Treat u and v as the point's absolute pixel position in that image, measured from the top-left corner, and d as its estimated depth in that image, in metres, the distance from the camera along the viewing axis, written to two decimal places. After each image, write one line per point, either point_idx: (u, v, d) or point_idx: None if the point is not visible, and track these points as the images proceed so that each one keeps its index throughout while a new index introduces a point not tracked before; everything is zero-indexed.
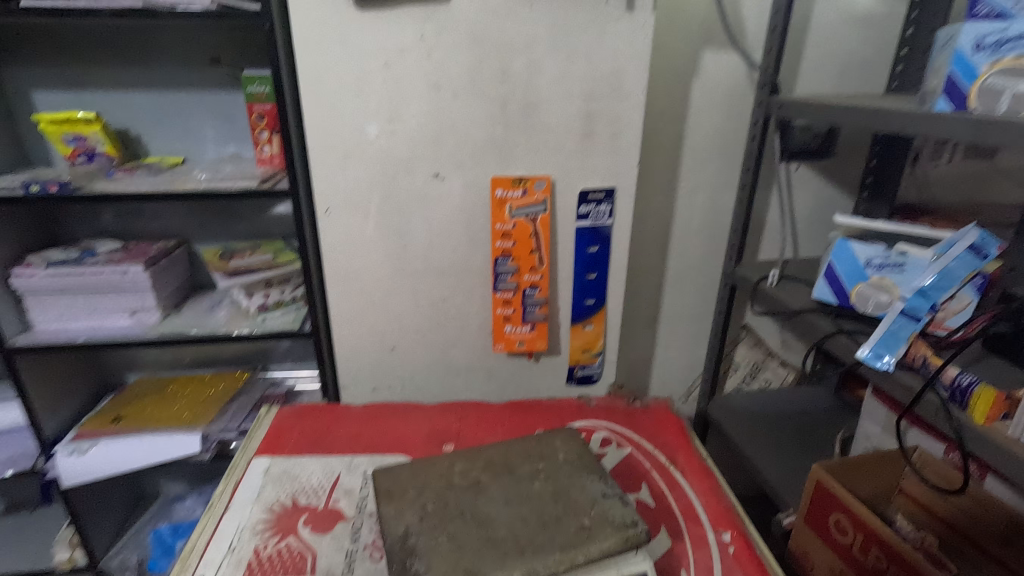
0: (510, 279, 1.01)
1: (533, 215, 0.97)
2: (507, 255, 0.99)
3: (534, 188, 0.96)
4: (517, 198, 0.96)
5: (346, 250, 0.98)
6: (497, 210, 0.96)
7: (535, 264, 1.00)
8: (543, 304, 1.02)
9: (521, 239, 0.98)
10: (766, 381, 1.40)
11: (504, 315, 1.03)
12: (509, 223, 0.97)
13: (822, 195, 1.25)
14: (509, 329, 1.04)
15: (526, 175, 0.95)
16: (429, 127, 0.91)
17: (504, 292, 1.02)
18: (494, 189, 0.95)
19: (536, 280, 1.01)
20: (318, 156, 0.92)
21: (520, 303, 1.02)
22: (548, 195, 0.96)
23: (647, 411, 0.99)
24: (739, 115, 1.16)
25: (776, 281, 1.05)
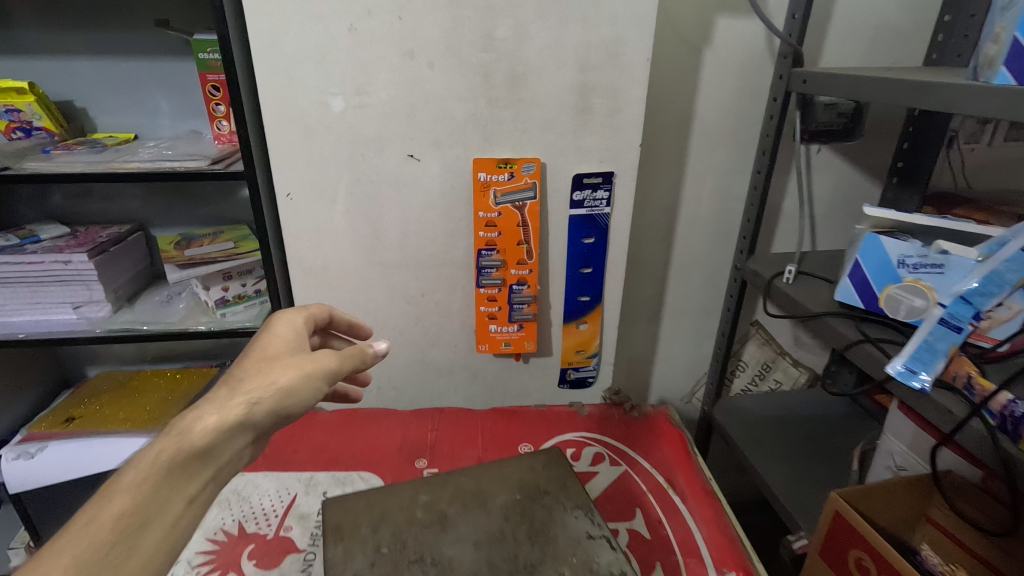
0: (494, 273, 0.90)
1: (521, 202, 0.86)
2: (491, 246, 0.89)
3: (522, 171, 0.85)
4: (503, 181, 0.85)
5: (313, 241, 0.88)
6: (480, 196, 0.86)
7: (523, 257, 0.90)
8: (532, 302, 0.92)
9: (508, 229, 0.88)
10: (776, 382, 1.28)
11: (489, 313, 0.93)
12: (494, 211, 0.86)
13: (844, 181, 1.13)
14: (494, 329, 0.94)
15: (512, 157, 0.84)
16: (402, 100, 0.80)
17: (488, 288, 0.91)
18: (477, 172, 0.84)
19: (524, 275, 0.91)
20: (276, 133, 0.81)
21: (506, 300, 0.92)
22: (537, 179, 0.85)
23: (645, 421, 0.90)
24: (755, 90, 1.03)
25: (792, 279, 0.95)
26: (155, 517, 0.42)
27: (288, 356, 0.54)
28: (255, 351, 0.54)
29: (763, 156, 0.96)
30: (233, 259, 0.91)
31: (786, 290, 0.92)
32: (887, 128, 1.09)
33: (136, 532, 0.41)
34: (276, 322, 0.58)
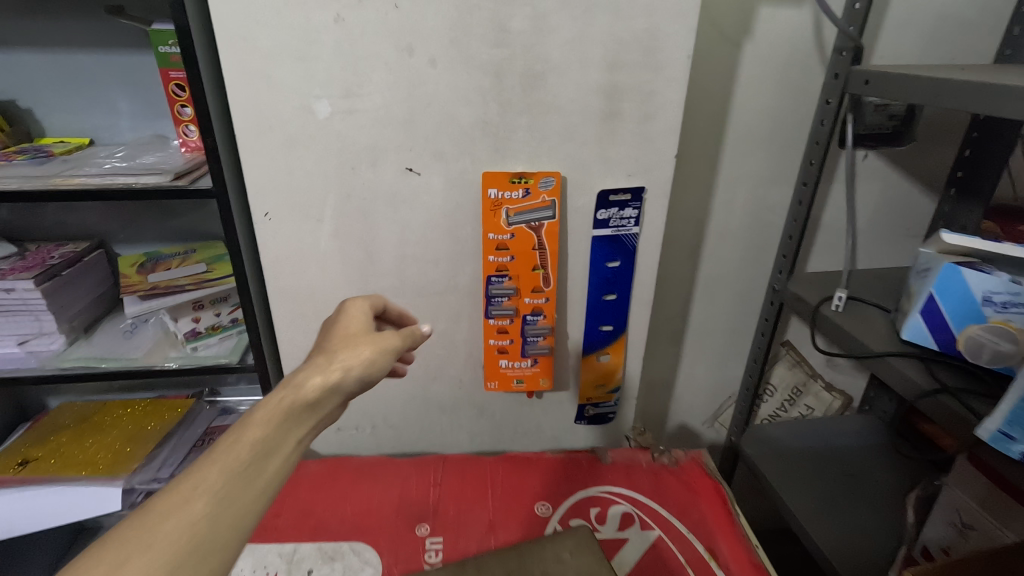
0: (506, 303, 0.79)
1: (537, 223, 0.74)
2: (503, 272, 0.77)
3: (539, 187, 0.73)
4: (517, 199, 0.73)
5: (296, 266, 0.76)
6: (490, 216, 0.74)
7: (539, 284, 0.78)
8: (548, 334, 0.80)
9: (522, 253, 0.76)
10: (807, 408, 1.17)
11: (499, 347, 0.82)
12: (506, 232, 0.75)
13: (892, 190, 1.02)
14: (505, 364, 0.83)
15: (528, 171, 0.72)
16: (399, 104, 0.68)
17: (498, 319, 0.80)
18: (487, 188, 0.73)
19: (540, 304, 0.79)
20: (250, 142, 0.68)
21: (519, 332, 0.81)
22: (556, 196, 0.74)
23: (677, 470, 0.80)
24: (799, 89, 0.91)
25: (841, 306, 0.84)
26: (278, 451, 0.41)
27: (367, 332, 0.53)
28: (337, 327, 0.53)
29: (811, 166, 0.85)
30: (201, 288, 0.78)
31: (838, 321, 0.81)
32: (944, 132, 0.97)
33: (259, 466, 0.40)
34: (350, 303, 0.57)
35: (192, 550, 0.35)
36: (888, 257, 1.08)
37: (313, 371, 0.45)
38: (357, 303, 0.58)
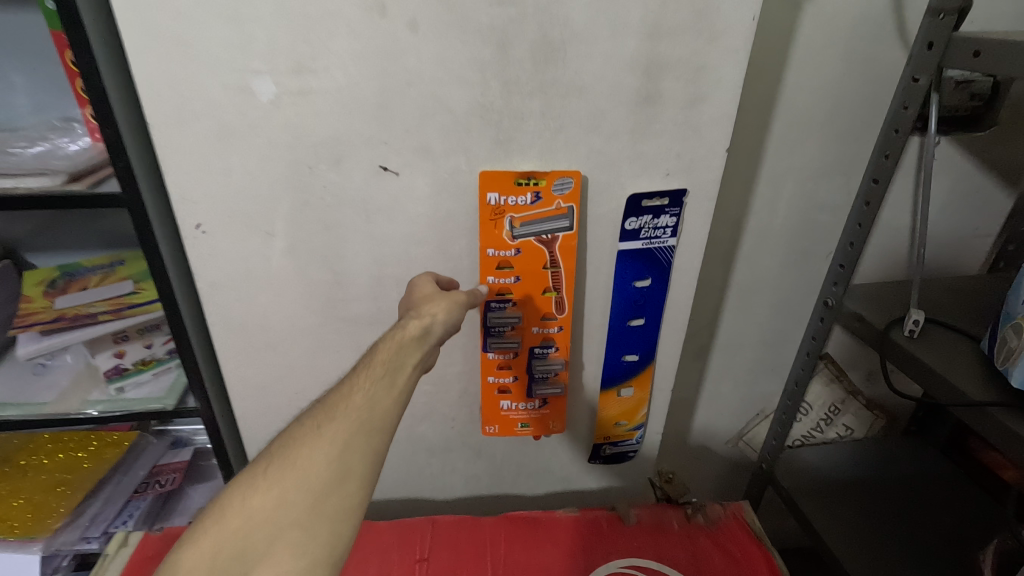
0: (508, 333, 0.64)
1: (547, 235, 0.58)
2: (505, 296, 0.62)
3: (552, 190, 0.57)
4: (524, 206, 0.57)
5: (242, 290, 0.60)
6: (489, 228, 0.58)
7: (551, 310, 0.63)
8: (561, 371, 0.66)
9: (529, 273, 0.61)
10: (845, 428, 1.01)
11: (501, 384, 0.68)
12: (510, 248, 0.59)
13: (966, 183, 0.86)
14: (507, 407, 0.69)
15: (539, 170, 0.56)
16: (367, 84, 0.51)
17: (499, 352, 0.65)
18: (485, 193, 0.56)
19: (551, 334, 0.65)
20: (169, 134, 0.51)
21: (525, 368, 0.67)
22: (575, 201, 0.58)
23: (717, 535, 0.66)
24: (867, 62, 0.74)
25: (916, 331, 0.68)
26: (404, 366, 0.51)
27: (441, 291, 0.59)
28: (409, 294, 0.58)
29: (886, 160, 0.69)
30: (118, 318, 0.61)
31: (915, 355, 0.66)
32: None
33: (393, 377, 0.49)
34: (417, 281, 0.59)
35: (359, 427, 0.45)
36: (950, 261, 0.93)
37: (414, 312, 0.54)
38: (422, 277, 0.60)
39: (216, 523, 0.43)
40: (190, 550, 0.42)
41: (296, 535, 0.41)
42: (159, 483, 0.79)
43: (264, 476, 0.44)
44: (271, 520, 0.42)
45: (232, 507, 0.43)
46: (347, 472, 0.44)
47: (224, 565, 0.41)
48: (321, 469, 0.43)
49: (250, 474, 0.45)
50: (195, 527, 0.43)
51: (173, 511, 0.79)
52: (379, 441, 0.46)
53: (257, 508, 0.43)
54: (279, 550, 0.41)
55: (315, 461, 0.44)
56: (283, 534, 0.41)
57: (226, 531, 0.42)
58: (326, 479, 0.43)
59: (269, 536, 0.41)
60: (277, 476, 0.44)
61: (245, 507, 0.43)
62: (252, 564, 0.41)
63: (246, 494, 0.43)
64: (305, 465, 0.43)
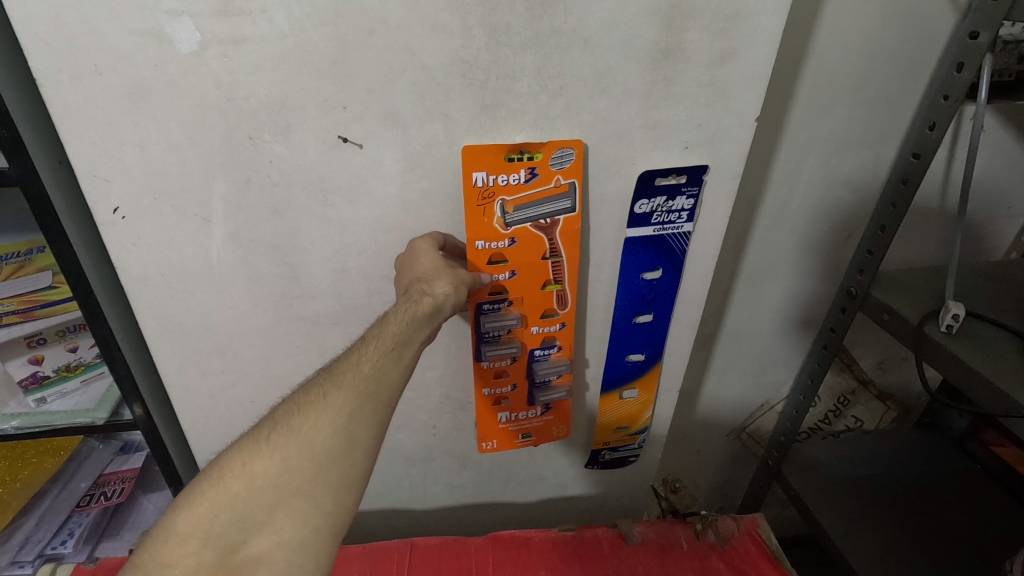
0: (504, 338, 0.55)
1: (546, 219, 0.49)
2: (499, 297, 0.53)
3: (549, 164, 0.47)
4: (517, 185, 0.48)
5: (177, 287, 0.50)
6: (477, 215, 0.48)
7: (552, 306, 0.55)
8: (565, 373, 0.58)
9: (526, 266, 0.52)
10: (855, 420, 0.96)
11: (498, 394, 0.60)
12: (503, 238, 0.50)
13: (1003, 158, 0.77)
14: (506, 418, 0.62)
15: (533, 142, 0.46)
16: (317, 29, 0.40)
17: (494, 361, 0.57)
18: (471, 172, 0.47)
19: (553, 333, 0.56)
20: (64, 95, 0.40)
21: (525, 375, 0.58)
22: (576, 177, 0.48)
23: (729, 556, 0.59)
24: (911, 16, 0.64)
25: (955, 327, 0.61)
26: (415, 340, 0.45)
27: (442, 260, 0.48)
28: (409, 269, 0.48)
29: (931, 131, 0.61)
30: (28, 321, 0.53)
31: (955, 354, 0.58)
32: None
33: (402, 350, 0.44)
34: (421, 245, 0.49)
35: (369, 396, 0.41)
36: (976, 242, 0.85)
37: (426, 289, 0.45)
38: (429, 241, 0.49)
39: (212, 487, 0.38)
40: (185, 514, 0.38)
41: (299, 504, 0.38)
42: (105, 496, 0.69)
43: (263, 440, 0.40)
44: (273, 487, 0.38)
45: (230, 471, 0.39)
46: (355, 442, 0.40)
47: (222, 530, 0.37)
48: (328, 437, 0.39)
49: (250, 434, 0.41)
50: (189, 489, 0.39)
51: (121, 526, 0.72)
52: (386, 413, 0.42)
53: (257, 474, 0.38)
54: (281, 518, 0.37)
55: (321, 428, 0.39)
56: (285, 502, 0.37)
57: (222, 497, 0.38)
58: (333, 448, 0.39)
59: (270, 504, 0.38)
60: (279, 442, 0.39)
61: (244, 472, 0.38)
62: (251, 532, 0.37)
63: (245, 458, 0.39)
64: (311, 433, 0.39)
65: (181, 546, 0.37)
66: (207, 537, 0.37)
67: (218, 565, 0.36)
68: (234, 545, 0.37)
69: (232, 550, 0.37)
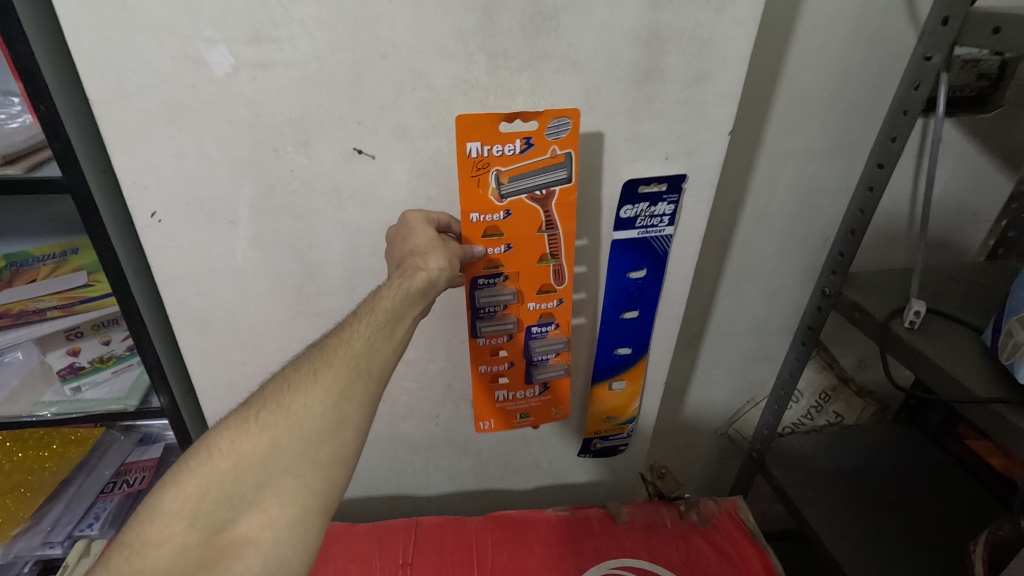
0: (500, 313, 0.59)
1: (540, 189, 0.52)
2: (494, 271, 0.56)
3: (545, 133, 0.50)
4: (513, 156, 0.50)
5: (204, 284, 0.55)
6: (471, 185, 0.50)
7: (549, 282, 0.58)
8: (562, 351, 0.62)
9: (523, 239, 0.54)
10: (836, 415, 1.00)
11: (496, 371, 0.64)
12: (497, 211, 0.52)
13: (967, 168, 0.83)
14: (504, 398, 0.66)
15: (529, 110, 0.49)
16: (336, 54, 0.45)
17: (490, 338, 0.60)
18: (465, 143, 0.49)
19: (549, 310, 0.59)
20: (112, 112, 0.46)
21: (522, 352, 0.62)
22: (572, 146, 0.51)
23: (710, 535, 0.64)
24: (875, 37, 0.70)
25: (918, 322, 0.66)
26: (405, 316, 0.48)
27: (438, 237, 0.52)
28: (403, 241, 0.52)
29: (892, 143, 0.65)
30: (69, 315, 0.58)
31: (917, 347, 0.63)
32: None
33: (393, 326, 0.47)
34: (414, 220, 0.52)
35: (358, 375, 0.44)
36: (947, 247, 0.90)
37: (419, 265, 0.49)
38: (423, 217, 0.53)
39: (201, 466, 0.41)
40: (173, 492, 0.40)
41: (289, 482, 0.40)
42: (127, 483, 0.74)
43: (253, 419, 0.42)
44: (261, 465, 0.41)
45: (219, 449, 0.41)
46: (345, 421, 0.43)
47: (210, 508, 0.40)
48: (318, 416, 0.42)
49: (238, 413, 0.43)
50: (177, 466, 0.41)
51: None
52: (374, 390, 0.45)
53: (247, 452, 0.41)
54: (270, 497, 0.40)
55: (311, 407, 0.42)
56: (274, 480, 0.40)
57: (212, 474, 0.40)
58: (323, 427, 0.42)
59: (258, 483, 0.40)
60: (270, 421, 0.42)
61: (234, 450, 0.41)
62: (240, 510, 0.40)
63: (234, 436, 0.41)
64: (301, 412, 0.42)
65: (169, 525, 0.39)
66: (196, 516, 0.39)
67: (207, 541, 0.38)
68: (222, 523, 0.39)
69: (221, 528, 0.39)
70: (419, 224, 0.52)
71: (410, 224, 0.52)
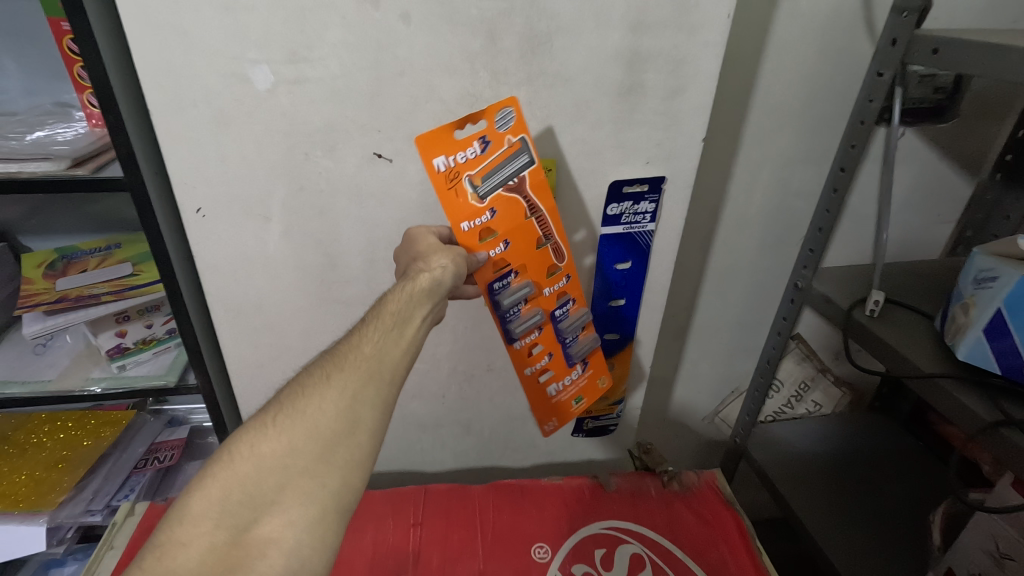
0: (525, 310, 0.64)
1: (513, 178, 0.57)
2: (505, 271, 0.61)
3: (496, 128, 0.55)
4: (477, 157, 0.55)
5: (240, 272, 0.62)
6: (451, 197, 0.56)
7: (552, 262, 0.63)
8: (587, 321, 0.67)
9: (516, 231, 0.60)
10: (815, 404, 1.07)
11: (539, 367, 0.69)
12: (483, 212, 0.57)
13: (929, 174, 0.90)
14: (556, 391, 0.71)
15: (473, 113, 0.54)
16: (361, 73, 0.53)
17: (525, 338, 0.66)
18: (431, 160, 0.54)
19: (563, 289, 0.65)
20: (168, 121, 0.53)
21: (555, 339, 0.67)
22: (524, 130, 0.56)
23: (689, 499, 0.71)
24: (839, 55, 0.78)
25: (877, 310, 0.73)
26: (412, 318, 0.52)
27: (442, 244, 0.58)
28: (408, 251, 0.59)
29: (853, 149, 0.72)
30: (121, 299, 0.64)
31: (875, 332, 0.71)
32: (991, 110, 0.85)
33: (400, 328, 0.51)
34: (417, 233, 0.60)
35: (369, 377, 0.47)
36: (914, 246, 0.98)
37: (423, 270, 0.54)
38: (427, 230, 0.60)
39: (225, 468, 0.43)
40: (201, 494, 0.43)
41: (307, 481, 0.43)
42: (159, 459, 0.82)
43: (272, 423, 0.45)
44: (280, 467, 0.43)
45: (241, 453, 0.44)
46: (358, 421, 0.45)
47: (235, 508, 0.42)
48: (332, 417, 0.45)
49: (258, 419, 0.46)
50: (202, 472, 0.44)
51: (172, 485, 0.81)
52: (385, 392, 0.47)
53: (267, 453, 0.43)
54: (290, 496, 0.42)
55: (325, 409, 0.45)
56: (293, 481, 0.42)
57: (234, 478, 0.43)
58: (337, 428, 0.44)
59: (278, 484, 0.42)
60: (287, 424, 0.45)
61: (254, 454, 0.43)
62: (262, 509, 0.42)
63: (254, 440, 0.44)
64: (315, 414, 0.44)
65: (198, 524, 0.41)
66: (222, 516, 0.41)
67: (233, 539, 0.41)
68: (246, 522, 0.41)
69: (245, 527, 0.41)
70: (425, 236, 0.59)
71: (416, 239, 0.60)
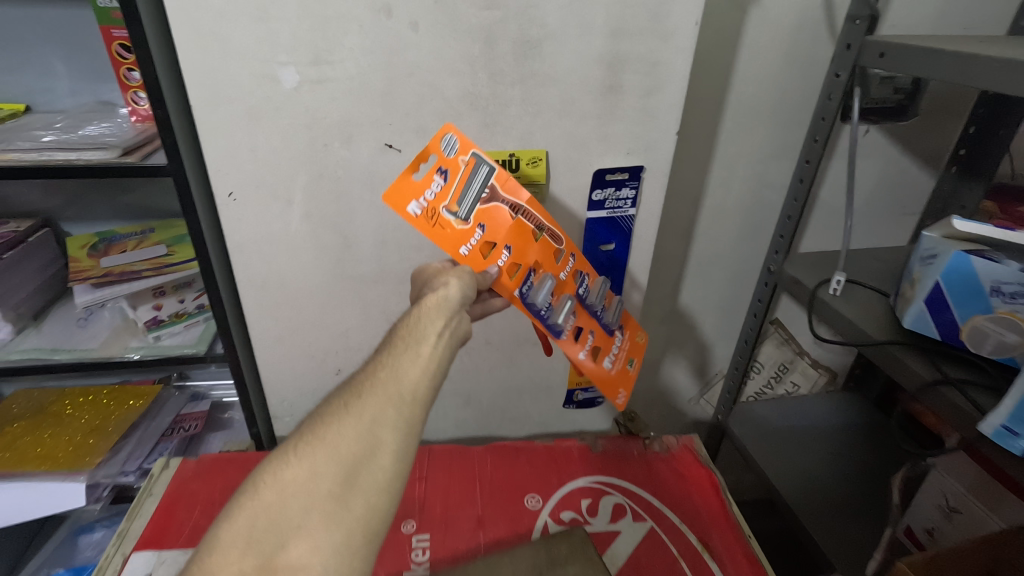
0: (555, 301, 0.66)
1: (484, 189, 0.61)
2: (524, 275, 0.64)
3: (446, 155, 0.59)
4: (444, 189, 0.60)
5: (265, 251, 0.70)
6: (439, 232, 0.59)
7: (556, 247, 0.66)
8: (605, 289, 0.71)
9: (513, 238, 0.63)
10: (793, 384, 1.15)
11: (592, 347, 0.69)
12: (473, 229, 0.61)
13: (892, 167, 0.98)
14: (612, 363, 0.71)
15: (421, 153, 0.59)
16: (375, 73, 0.61)
17: (568, 326, 0.67)
18: (406, 209, 0.58)
19: (575, 268, 0.69)
20: (207, 116, 0.61)
21: (590, 316, 0.70)
22: (470, 147, 0.60)
23: (667, 457, 0.79)
24: (806, 59, 0.85)
25: (839, 289, 0.81)
26: (428, 337, 0.50)
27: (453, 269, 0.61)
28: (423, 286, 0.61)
29: (815, 143, 0.80)
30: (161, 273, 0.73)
31: (836, 307, 0.78)
32: (946, 108, 0.92)
33: (415, 347, 0.49)
34: (427, 270, 0.63)
35: (389, 397, 0.45)
36: (882, 236, 1.05)
37: (434, 292, 0.55)
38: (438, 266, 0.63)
39: (248, 499, 0.41)
40: (224, 525, 0.40)
41: (332, 506, 0.40)
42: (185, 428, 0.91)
43: (293, 451, 0.42)
44: (303, 493, 0.40)
45: (264, 483, 0.41)
46: (380, 443, 0.43)
47: (260, 536, 0.39)
48: (353, 440, 0.42)
49: (280, 449, 0.43)
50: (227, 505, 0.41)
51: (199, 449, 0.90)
52: (407, 412, 0.45)
53: (289, 481, 0.41)
54: (315, 522, 0.39)
55: (345, 433, 0.42)
56: (318, 506, 0.40)
57: (258, 508, 0.40)
58: (359, 451, 0.42)
59: (302, 510, 0.40)
60: (309, 451, 0.42)
61: (276, 481, 0.41)
62: (287, 537, 0.39)
63: (277, 468, 0.41)
64: (336, 439, 0.42)
65: (223, 557, 0.38)
66: (247, 543, 0.39)
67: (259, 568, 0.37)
68: (272, 550, 0.38)
69: (270, 557, 0.38)
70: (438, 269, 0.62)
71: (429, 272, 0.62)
